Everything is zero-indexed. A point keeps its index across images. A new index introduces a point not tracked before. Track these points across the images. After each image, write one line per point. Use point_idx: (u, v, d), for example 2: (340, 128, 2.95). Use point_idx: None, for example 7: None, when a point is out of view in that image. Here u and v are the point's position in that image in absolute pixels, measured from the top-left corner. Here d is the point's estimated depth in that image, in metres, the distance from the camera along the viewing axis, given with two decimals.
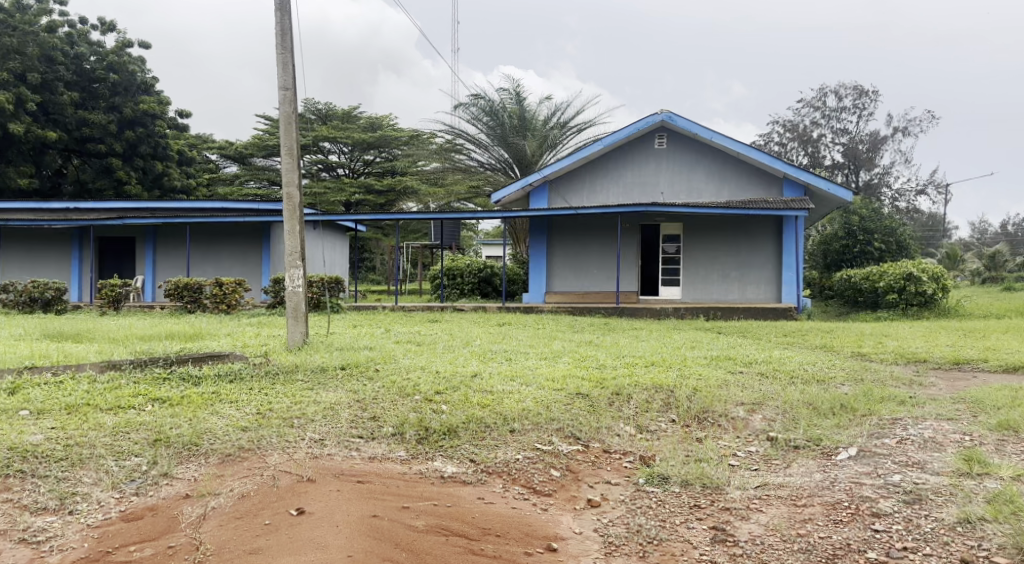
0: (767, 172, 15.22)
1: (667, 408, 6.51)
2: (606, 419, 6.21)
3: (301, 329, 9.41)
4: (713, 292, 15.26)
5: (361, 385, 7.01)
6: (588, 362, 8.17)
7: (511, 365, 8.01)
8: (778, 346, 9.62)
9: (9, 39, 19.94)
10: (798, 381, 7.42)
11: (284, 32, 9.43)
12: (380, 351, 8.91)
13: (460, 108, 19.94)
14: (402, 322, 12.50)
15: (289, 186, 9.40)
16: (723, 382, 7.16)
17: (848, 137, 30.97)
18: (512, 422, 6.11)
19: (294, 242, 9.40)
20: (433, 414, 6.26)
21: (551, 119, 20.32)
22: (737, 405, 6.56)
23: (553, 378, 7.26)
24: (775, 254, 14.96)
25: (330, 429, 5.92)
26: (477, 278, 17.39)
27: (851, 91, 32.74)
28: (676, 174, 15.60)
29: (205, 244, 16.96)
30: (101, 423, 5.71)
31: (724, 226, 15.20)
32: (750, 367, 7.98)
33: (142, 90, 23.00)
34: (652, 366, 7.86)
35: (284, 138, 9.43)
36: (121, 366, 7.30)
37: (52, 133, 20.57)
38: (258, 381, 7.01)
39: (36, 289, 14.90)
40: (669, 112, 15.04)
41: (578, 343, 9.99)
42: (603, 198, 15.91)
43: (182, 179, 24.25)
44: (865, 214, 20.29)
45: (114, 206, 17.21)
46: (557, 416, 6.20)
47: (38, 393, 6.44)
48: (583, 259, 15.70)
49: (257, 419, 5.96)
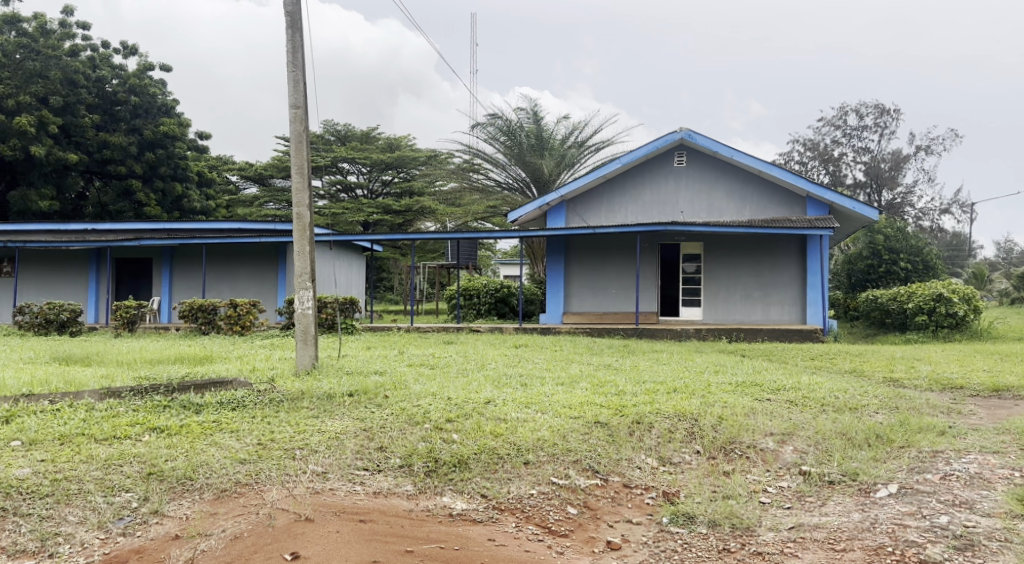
0: (790, 190, 14.83)
1: (691, 438, 6.14)
2: (626, 450, 5.85)
3: (310, 352, 9.13)
4: (734, 313, 14.86)
5: (369, 413, 6.69)
6: (608, 388, 7.79)
7: (526, 391, 7.65)
8: (806, 371, 9.21)
9: (31, 63, 19.98)
10: (829, 409, 7.02)
11: (296, 49, 9.24)
12: (390, 376, 8.59)
13: (478, 128, 19.78)
14: (416, 344, 12.18)
15: (300, 205, 9.18)
16: (750, 410, 6.76)
17: (870, 156, 30.48)
18: (528, 452, 5.77)
19: (304, 262, 9.13)
20: (443, 444, 5.93)
21: (568, 138, 20.10)
22: (767, 435, 6.17)
23: (570, 405, 6.89)
24: (800, 274, 14.54)
25: (333, 461, 5.61)
26: (493, 298, 17.00)
27: (873, 109, 32.30)
28: (696, 193, 15.26)
29: (220, 265, 16.79)
30: (94, 454, 5.44)
31: (745, 246, 14.82)
32: (777, 394, 7.57)
33: (162, 112, 23.01)
34: (674, 392, 7.48)
35: (295, 157, 9.20)
36: (121, 394, 7.03)
37: (73, 156, 20.57)
38: (261, 409, 6.72)
39: (51, 311, 14.75)
40: (689, 129, 14.75)
41: (597, 367, 9.62)
42: (621, 217, 15.59)
43: (202, 201, 24.21)
44: (890, 234, 19.81)
45: (131, 227, 17.09)
46: (573, 446, 5.85)
47: (34, 422, 6.18)
48: (602, 278, 15.36)
49: (257, 450, 5.67)
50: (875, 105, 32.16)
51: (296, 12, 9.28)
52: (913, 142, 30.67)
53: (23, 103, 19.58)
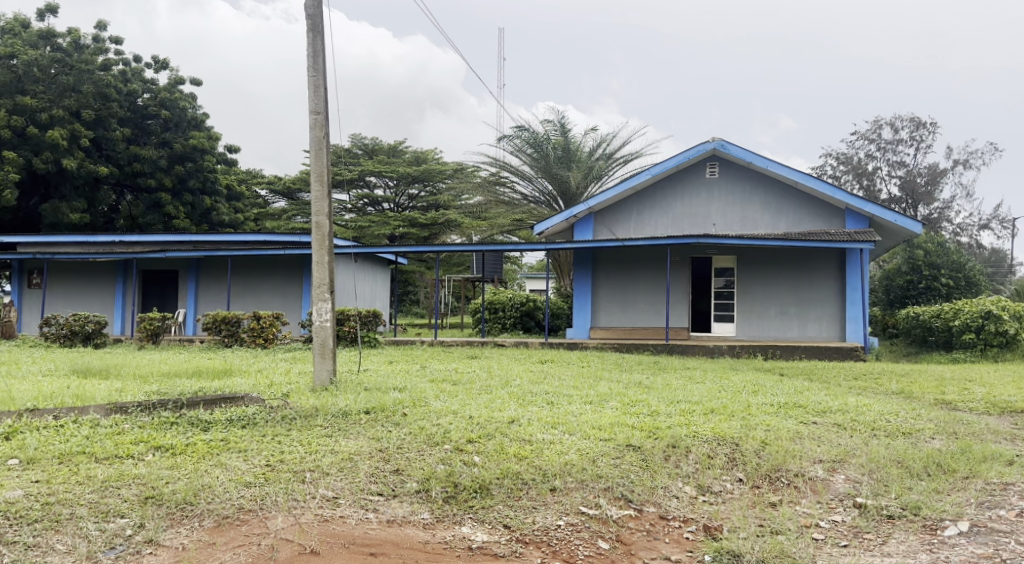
0: (828, 202, 14.27)
1: (733, 465, 5.67)
2: (661, 477, 5.38)
3: (328, 366, 8.78)
4: (770, 329, 14.29)
5: (386, 432, 6.30)
6: (640, 408, 7.30)
7: (553, 411, 7.20)
8: (850, 392, 8.65)
9: (65, 77, 19.92)
10: (880, 434, 6.53)
11: (317, 53, 8.94)
12: (411, 392, 8.19)
13: (504, 140, 19.48)
14: (439, 358, 11.80)
15: (319, 214, 8.84)
16: (795, 434, 6.28)
17: (905, 170, 29.68)
18: (555, 478, 5.33)
19: (322, 273, 8.79)
20: (463, 467, 5.52)
21: (596, 150, 19.73)
22: (815, 462, 5.71)
23: (600, 426, 6.44)
24: (839, 289, 13.94)
25: (346, 485, 5.23)
26: (519, 312, 16.60)
27: (908, 123, 31.53)
28: (730, 205, 14.75)
29: (244, 277, 16.57)
30: (92, 476, 5.09)
31: (781, 259, 14.27)
32: (823, 416, 7.06)
33: (192, 126, 22.99)
34: (712, 413, 6.99)
35: (314, 164, 8.89)
36: (127, 409, 6.70)
37: (104, 168, 20.53)
38: (272, 427, 6.35)
39: (76, 323, 14.58)
40: (722, 139, 14.29)
41: (628, 385, 9.15)
42: (651, 229, 15.13)
43: (230, 214, 24.12)
44: (930, 249, 19.09)
45: (156, 239, 16.94)
46: (605, 472, 5.39)
47: (35, 439, 5.87)
48: (630, 293, 14.89)
49: (264, 472, 5.29)
50: (911, 118, 31.38)
51: (317, 15, 8.99)
52: (950, 156, 29.83)
53: (55, 116, 19.55)
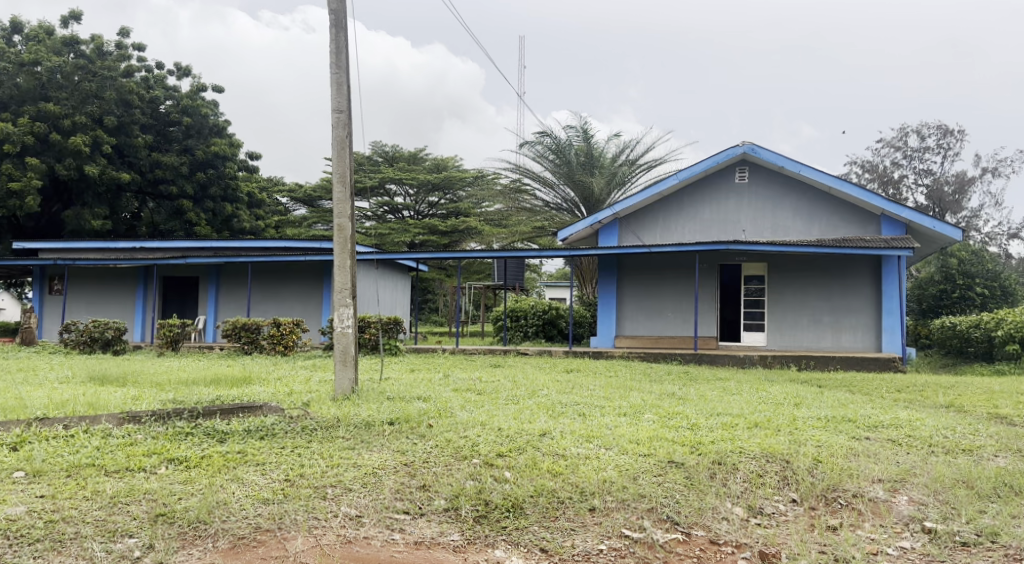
0: (863, 208, 13.80)
1: (785, 484, 5.33)
2: (709, 497, 5.02)
3: (349, 374, 8.43)
4: (802, 339, 13.83)
5: (411, 445, 5.95)
6: (678, 421, 6.89)
7: (585, 423, 6.80)
8: (896, 405, 8.18)
9: (88, 84, 19.78)
10: (938, 450, 6.12)
11: (339, 50, 8.66)
12: (435, 402, 7.83)
13: (526, 146, 19.18)
14: (462, 367, 11.45)
15: (342, 216, 8.52)
16: (849, 451, 5.91)
17: (932, 178, 28.99)
18: (593, 496, 5.00)
19: (344, 277, 8.48)
20: (494, 483, 5.19)
21: (619, 156, 19.37)
22: (874, 482, 5.35)
23: (638, 441, 6.04)
24: (875, 299, 13.45)
25: (369, 502, 4.90)
26: (541, 320, 16.24)
27: (934, 130, 30.88)
28: (760, 211, 14.32)
29: (264, 282, 16.32)
30: (100, 490, 4.78)
31: (814, 267, 13.81)
32: (875, 432, 6.63)
33: (214, 132, 22.82)
34: (755, 428, 6.57)
35: (336, 165, 8.59)
36: (140, 419, 6.38)
37: (126, 175, 20.38)
38: (292, 438, 6.01)
39: (96, 329, 14.38)
40: (752, 143, 13.87)
41: (660, 396, 8.74)
42: (678, 235, 14.73)
43: (252, 221, 23.93)
44: (965, 257, 18.53)
45: (176, 245, 16.75)
46: (647, 491, 5.05)
47: (43, 450, 5.58)
48: (657, 300, 14.47)
49: (282, 488, 4.96)
50: (938, 125, 30.72)
51: (340, 10, 8.69)
52: (979, 163, 29.15)
53: (78, 123, 19.42)
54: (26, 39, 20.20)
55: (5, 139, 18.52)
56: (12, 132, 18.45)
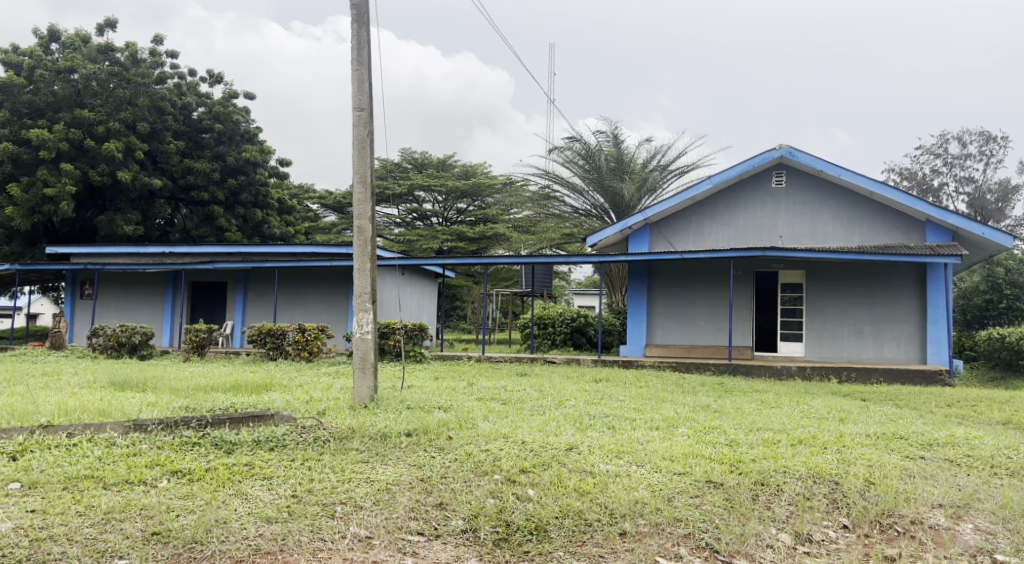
0: (906, 214, 13.20)
1: (835, 508, 4.89)
2: (752, 522, 4.61)
3: (369, 382, 8.10)
4: (842, 349, 13.25)
5: (429, 458, 5.58)
6: (715, 436, 6.44)
7: (616, 437, 6.38)
8: (950, 422, 7.65)
9: (122, 90, 19.75)
10: (1003, 472, 5.62)
11: (361, 45, 8.34)
12: (457, 413, 7.46)
13: (554, 152, 18.81)
14: (488, 375, 11.08)
15: (362, 217, 8.20)
16: (904, 472, 5.43)
17: (974, 186, 28.08)
18: (623, 519, 4.61)
19: (364, 281, 8.14)
20: (516, 502, 4.80)
21: (650, 161, 18.91)
22: (934, 507, 4.89)
23: (672, 458, 5.61)
24: (920, 308, 12.84)
25: (381, 521, 4.54)
26: (570, 327, 15.81)
27: (976, 137, 29.92)
28: (797, 216, 13.78)
29: (290, 288, 16.12)
30: (94, 505, 4.48)
31: (855, 275, 13.23)
32: (930, 451, 6.13)
33: (246, 139, 22.68)
34: (800, 445, 6.12)
35: (356, 165, 8.28)
36: (147, 427, 6.07)
37: (159, 181, 20.31)
38: (303, 450, 5.67)
39: (124, 333, 14.22)
40: (790, 146, 13.35)
41: (694, 408, 8.28)
42: (711, 241, 14.24)
43: (282, 227, 23.76)
44: (1012, 266, 17.79)
45: (204, 250, 16.60)
46: (684, 515, 4.65)
47: (43, 460, 5.29)
48: (689, 308, 13.98)
49: (288, 505, 4.61)
50: (980, 131, 29.81)
51: (362, 5, 8.37)
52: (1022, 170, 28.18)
53: (112, 129, 19.32)
54: (63, 46, 20.21)
55: (41, 145, 18.40)
56: (47, 138, 18.30)
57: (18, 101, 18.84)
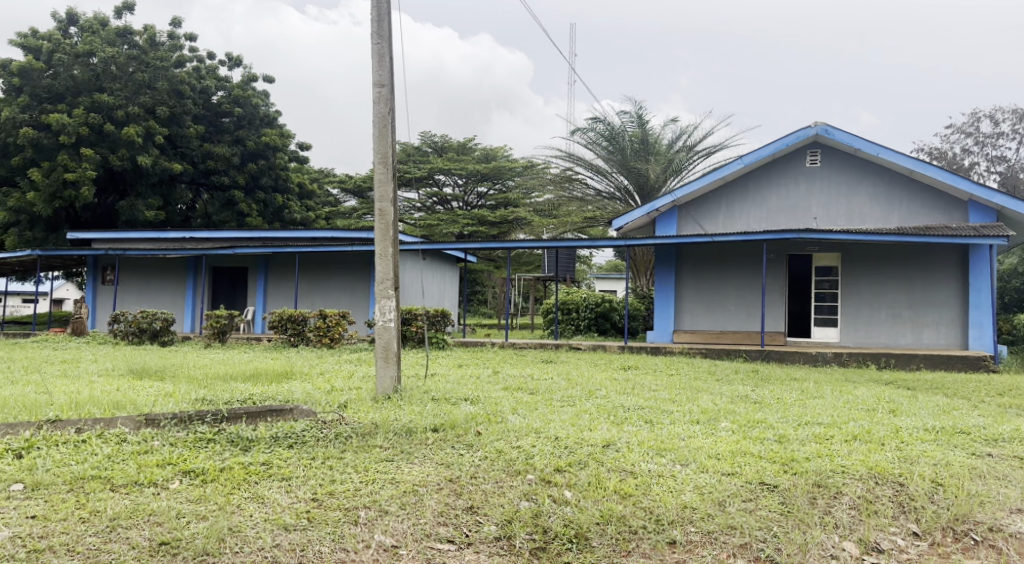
0: (948, 193, 12.61)
1: (902, 513, 4.49)
2: (813, 530, 4.24)
3: (391, 372, 7.74)
4: (878, 334, 12.74)
5: (456, 456, 5.21)
6: (762, 431, 6.01)
7: (654, 432, 5.98)
8: (1007, 414, 7.16)
9: (141, 74, 19.50)
10: None
11: (381, 16, 7.87)
12: (484, 404, 7.07)
13: (577, 133, 18.33)
14: (513, 362, 10.71)
15: (383, 200, 7.80)
16: (975, 471, 5.02)
17: (1007, 165, 27.25)
18: (672, 526, 4.25)
19: (386, 267, 7.77)
20: (553, 505, 4.43)
21: (676, 142, 18.36)
22: (1012, 512, 4.51)
23: (719, 457, 5.19)
24: (962, 292, 12.30)
25: (408, 528, 4.21)
26: (594, 312, 15.40)
27: (1010, 115, 29.00)
28: (833, 196, 13.23)
29: (311, 273, 15.81)
30: (99, 510, 4.17)
31: (893, 257, 12.69)
32: (998, 447, 5.69)
33: (266, 123, 22.36)
34: (855, 441, 5.68)
35: (376, 144, 7.86)
36: (160, 422, 5.75)
37: (178, 165, 20.07)
38: (324, 448, 5.33)
39: (144, 320, 13.97)
40: (825, 123, 12.78)
41: (733, 399, 7.84)
42: (742, 223, 13.74)
43: (303, 212, 23.47)
44: None
45: (223, 235, 16.32)
46: (738, 521, 4.27)
47: (51, 458, 5.00)
48: (719, 293, 13.51)
49: (307, 510, 4.28)
50: (1014, 109, 28.89)
51: None
52: None
53: (131, 114, 19.06)
54: (81, 30, 19.96)
55: (60, 130, 18.16)
56: (67, 123, 18.07)
57: (38, 85, 18.62)
